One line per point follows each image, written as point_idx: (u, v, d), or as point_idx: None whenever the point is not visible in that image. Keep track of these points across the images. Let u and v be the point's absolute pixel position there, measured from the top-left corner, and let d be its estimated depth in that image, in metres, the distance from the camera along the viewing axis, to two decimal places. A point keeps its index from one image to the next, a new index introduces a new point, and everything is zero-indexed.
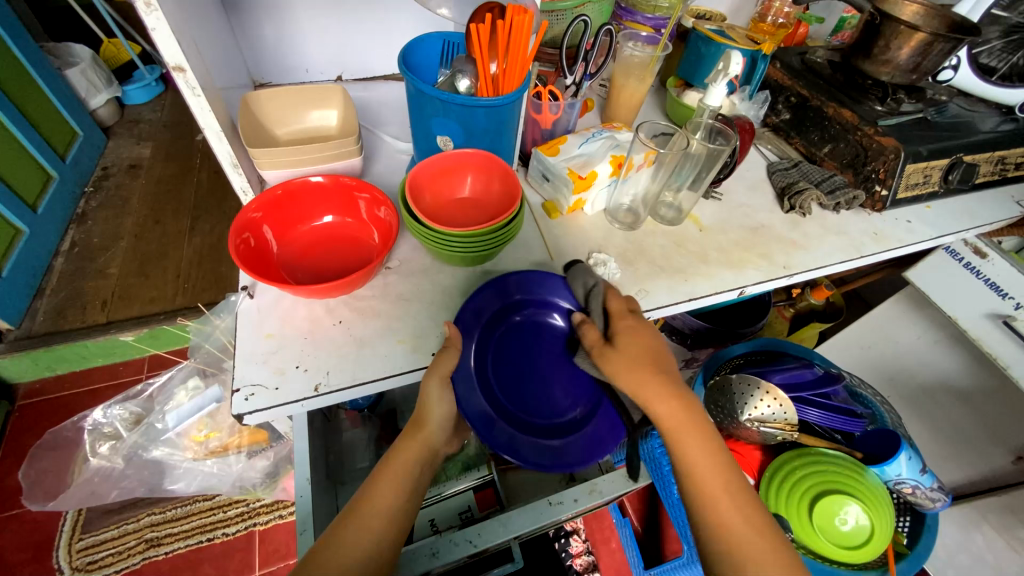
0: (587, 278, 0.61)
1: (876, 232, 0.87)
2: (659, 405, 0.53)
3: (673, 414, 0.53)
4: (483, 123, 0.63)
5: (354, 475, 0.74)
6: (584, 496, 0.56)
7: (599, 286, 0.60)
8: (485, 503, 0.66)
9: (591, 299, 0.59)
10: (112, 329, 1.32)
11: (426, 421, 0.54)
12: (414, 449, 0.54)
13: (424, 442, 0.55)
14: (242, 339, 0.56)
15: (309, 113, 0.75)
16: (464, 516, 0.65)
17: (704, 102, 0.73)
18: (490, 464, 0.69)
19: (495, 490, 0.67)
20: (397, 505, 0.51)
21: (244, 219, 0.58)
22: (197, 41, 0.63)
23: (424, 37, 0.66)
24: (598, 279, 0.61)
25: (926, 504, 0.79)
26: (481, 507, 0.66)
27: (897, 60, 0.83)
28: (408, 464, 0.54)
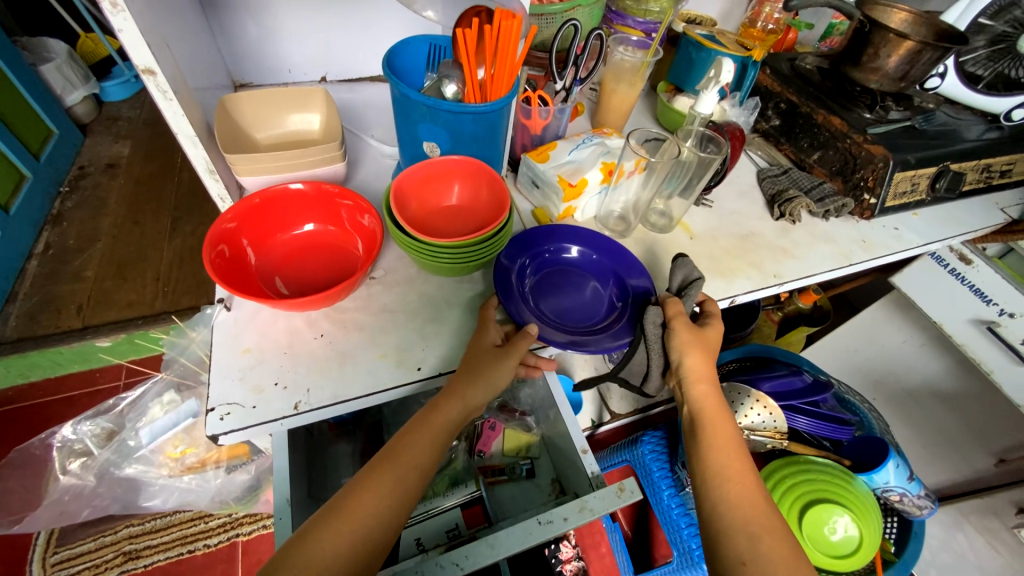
0: (690, 271, 0.63)
1: (863, 239, 0.87)
2: (694, 389, 0.59)
3: (706, 398, 0.58)
4: (471, 130, 0.61)
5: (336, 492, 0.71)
6: (574, 514, 0.54)
7: (701, 281, 0.61)
8: (474, 520, 0.65)
9: (690, 288, 0.61)
10: (88, 334, 1.28)
11: (473, 381, 0.52)
12: (455, 409, 0.51)
13: (464, 404, 0.52)
14: (217, 356, 0.53)
15: (290, 117, 0.72)
16: (451, 533, 0.63)
17: (695, 109, 0.72)
18: (479, 481, 0.68)
19: (483, 506, 0.66)
20: (427, 464, 0.50)
21: (219, 230, 0.56)
22: (171, 42, 0.60)
23: (411, 40, 0.64)
24: (703, 276, 0.62)
25: (914, 512, 0.80)
26: (469, 524, 0.64)
27: (885, 67, 0.83)
28: (447, 422, 0.52)
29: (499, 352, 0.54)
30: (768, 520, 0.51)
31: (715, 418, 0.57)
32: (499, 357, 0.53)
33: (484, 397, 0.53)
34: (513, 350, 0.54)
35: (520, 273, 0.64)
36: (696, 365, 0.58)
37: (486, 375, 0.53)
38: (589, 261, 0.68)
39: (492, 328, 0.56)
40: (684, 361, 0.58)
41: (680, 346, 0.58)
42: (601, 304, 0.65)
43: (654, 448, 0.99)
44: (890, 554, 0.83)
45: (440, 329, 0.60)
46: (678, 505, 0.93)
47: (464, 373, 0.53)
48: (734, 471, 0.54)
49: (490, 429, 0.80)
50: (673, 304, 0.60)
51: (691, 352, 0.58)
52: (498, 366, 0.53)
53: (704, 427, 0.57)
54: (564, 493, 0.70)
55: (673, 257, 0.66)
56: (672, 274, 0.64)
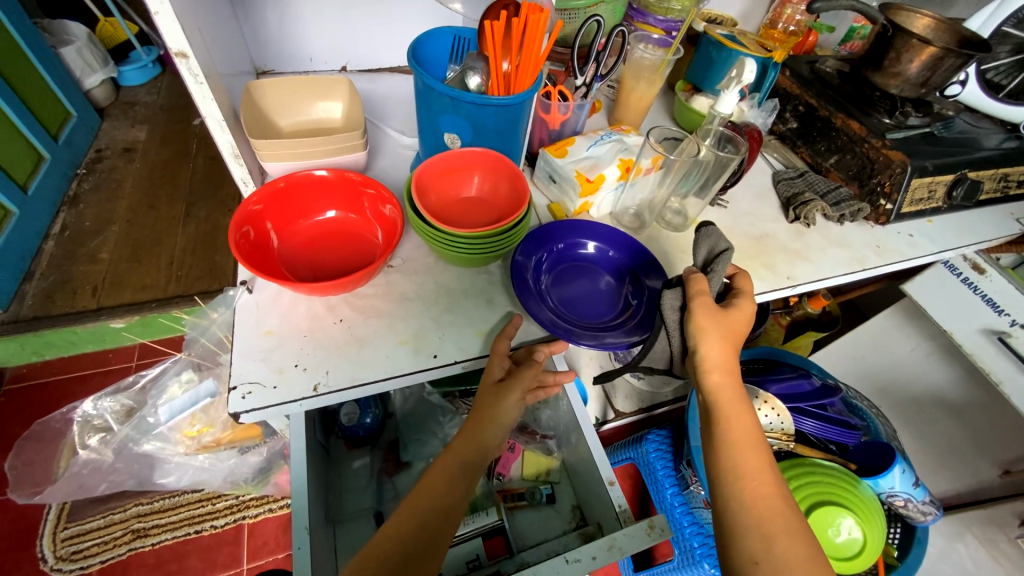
0: (718, 243, 0.61)
1: (878, 244, 0.87)
2: (713, 376, 0.58)
3: (723, 387, 0.58)
4: (493, 122, 0.62)
5: (353, 514, 0.72)
6: (603, 553, 0.54)
7: (729, 253, 0.59)
8: (495, 551, 0.67)
9: (717, 262, 0.59)
10: (102, 316, 1.29)
11: (482, 417, 0.55)
12: (468, 449, 0.54)
13: (477, 444, 0.54)
14: (239, 338, 0.54)
15: (313, 105, 0.73)
16: (472, 564, 0.65)
17: (715, 110, 0.72)
18: (499, 510, 0.70)
19: (504, 537, 0.68)
20: (447, 506, 0.52)
21: (245, 212, 0.57)
22: (199, 27, 0.61)
23: (435, 31, 0.64)
24: (730, 246, 0.60)
25: (917, 517, 0.80)
26: (491, 555, 0.66)
27: (907, 73, 0.84)
28: (462, 461, 0.54)
29: (500, 388, 0.55)
30: (781, 519, 0.52)
31: (730, 407, 0.57)
32: (500, 393, 0.55)
33: (496, 436, 0.56)
34: (516, 384, 0.55)
35: (537, 267, 0.65)
36: (714, 354, 0.57)
37: (491, 409, 0.54)
38: (606, 259, 0.70)
39: (494, 364, 0.56)
40: (701, 352, 0.57)
41: (698, 333, 0.57)
42: (617, 300, 0.66)
43: (660, 447, 1.01)
44: (892, 558, 0.83)
45: (459, 319, 0.61)
46: (682, 504, 0.94)
47: (476, 411, 0.55)
48: (753, 470, 0.54)
49: (510, 451, 0.80)
50: (699, 284, 0.58)
51: (708, 341, 0.57)
52: (502, 404, 0.54)
53: (723, 422, 0.57)
54: (583, 520, 0.71)
55: (700, 225, 0.63)
56: (697, 248, 0.61)
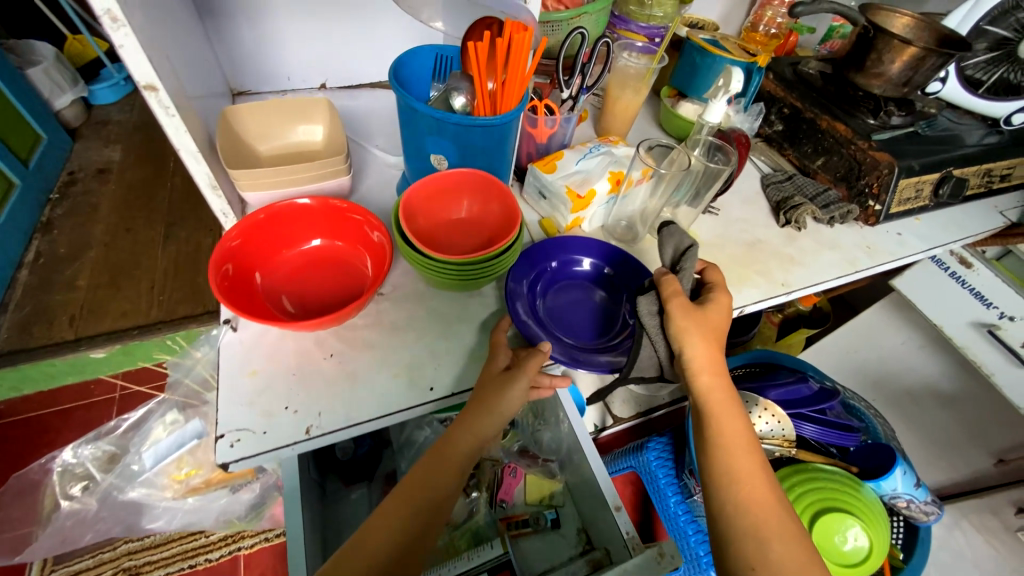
0: (681, 241, 0.61)
1: (869, 245, 0.87)
2: (704, 377, 0.58)
3: (713, 389, 0.58)
4: (481, 142, 0.60)
5: None
6: None
7: (693, 248, 0.60)
8: None
9: (684, 259, 0.59)
10: (82, 346, 1.25)
11: (484, 404, 0.53)
12: (467, 439, 0.53)
13: (475, 436, 0.53)
14: (224, 380, 0.52)
15: (293, 129, 0.71)
16: None
17: (704, 118, 0.72)
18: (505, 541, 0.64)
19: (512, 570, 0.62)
20: (439, 493, 0.52)
21: (224, 249, 0.54)
22: (166, 54, 0.58)
23: (417, 49, 0.62)
24: (694, 241, 0.60)
25: (919, 518, 0.81)
26: None
27: (889, 73, 0.84)
28: (461, 450, 0.53)
29: (506, 377, 0.53)
30: (775, 521, 0.53)
31: (721, 406, 0.58)
32: (506, 383, 0.53)
33: (496, 427, 0.54)
34: (522, 373, 0.53)
35: (530, 287, 0.65)
36: (699, 356, 0.57)
37: (494, 401, 0.53)
38: (600, 276, 0.69)
39: (500, 353, 0.56)
40: (688, 356, 0.57)
41: (681, 334, 0.57)
42: (614, 319, 0.65)
43: (660, 453, 0.99)
44: (897, 560, 0.82)
45: (453, 346, 0.59)
46: (685, 512, 0.93)
47: (476, 400, 0.53)
48: (745, 473, 0.55)
49: (512, 477, 0.80)
50: (670, 285, 0.58)
51: (692, 343, 0.57)
52: (507, 393, 0.53)
53: (712, 422, 0.58)
54: (591, 544, 0.69)
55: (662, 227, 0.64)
56: (663, 247, 0.62)
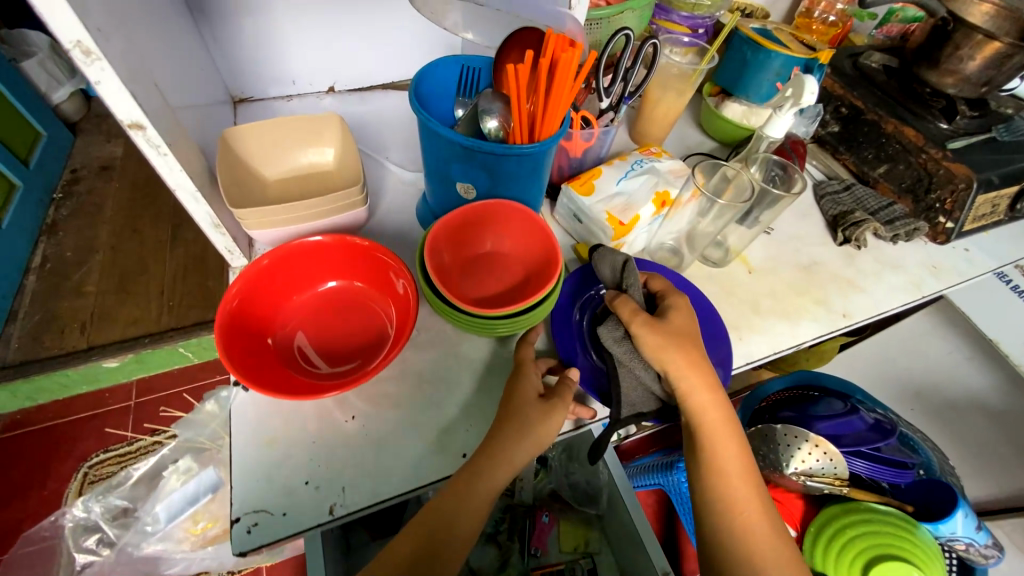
0: (615, 258, 0.56)
1: (935, 265, 0.79)
2: (696, 394, 0.53)
3: (709, 409, 0.53)
4: (515, 172, 0.53)
5: None
6: None
7: (629, 262, 0.56)
8: None
9: (628, 276, 0.55)
10: (94, 355, 1.22)
11: (519, 430, 0.46)
12: (491, 471, 0.45)
13: (504, 466, 0.46)
14: (239, 450, 0.47)
15: (301, 149, 0.63)
16: None
17: (763, 132, 0.65)
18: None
19: None
20: (450, 534, 0.45)
21: (227, 307, 0.47)
22: (156, 74, 0.51)
23: (440, 62, 0.54)
24: (628, 255, 0.56)
25: (978, 561, 0.75)
26: None
27: (965, 71, 0.74)
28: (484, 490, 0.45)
29: (543, 405, 0.48)
30: None
31: (715, 424, 0.53)
32: (543, 407, 0.48)
33: (526, 457, 0.47)
34: (561, 404, 0.49)
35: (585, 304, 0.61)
36: (686, 375, 0.52)
37: (526, 428, 0.47)
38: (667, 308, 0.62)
39: (533, 375, 0.51)
40: (673, 377, 0.52)
41: (657, 355, 0.52)
42: None
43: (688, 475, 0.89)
44: None
45: (486, 402, 0.53)
46: None
47: (506, 426, 0.47)
48: (741, 503, 0.52)
49: (544, 526, 0.92)
50: (623, 307, 0.53)
51: (674, 363, 0.52)
52: (546, 420, 0.47)
53: (704, 444, 0.53)
54: None
55: (591, 249, 0.58)
56: (599, 270, 0.56)
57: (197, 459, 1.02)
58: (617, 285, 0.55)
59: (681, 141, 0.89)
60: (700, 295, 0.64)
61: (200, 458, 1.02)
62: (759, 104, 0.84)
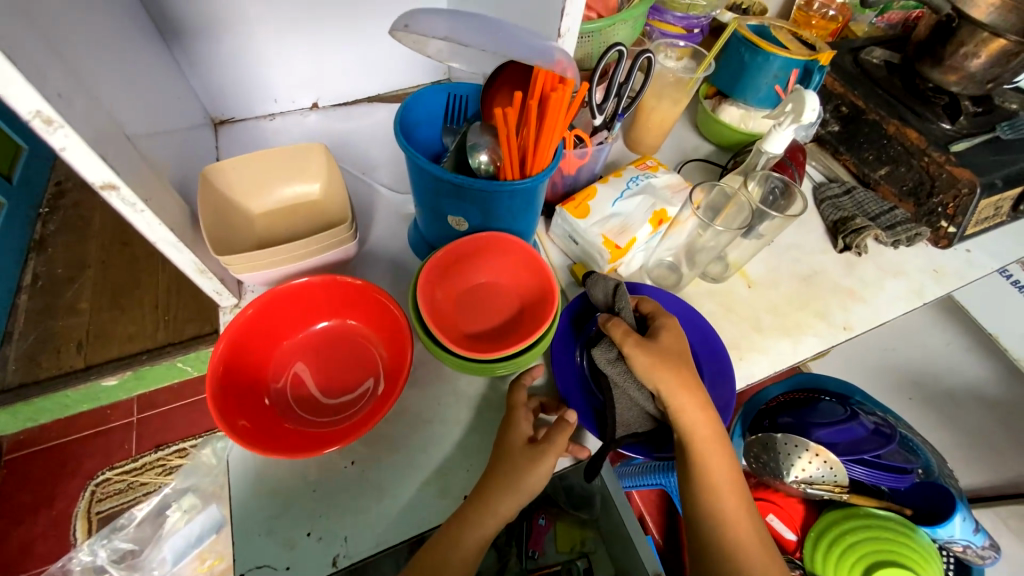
0: (607, 282, 0.57)
1: (937, 269, 0.78)
2: (689, 413, 0.52)
3: (702, 428, 0.52)
4: (507, 206, 0.51)
5: None
6: None
7: (621, 286, 0.56)
8: None
9: (620, 299, 0.55)
10: (93, 375, 1.18)
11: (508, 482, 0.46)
12: (482, 522, 0.45)
13: (494, 516, 0.46)
14: (240, 503, 0.47)
15: (286, 181, 0.61)
16: None
17: (764, 148, 0.63)
18: None
19: None
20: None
21: (217, 363, 0.46)
22: (129, 119, 0.49)
23: (425, 92, 0.52)
24: (619, 281, 0.56)
25: (975, 561, 0.77)
26: None
27: (968, 69, 0.72)
28: (473, 542, 0.45)
29: (532, 452, 0.48)
30: None
31: (707, 442, 0.52)
32: (532, 456, 0.48)
33: (515, 506, 0.47)
34: (551, 450, 0.48)
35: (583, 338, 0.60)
36: (679, 395, 0.51)
37: (516, 478, 0.47)
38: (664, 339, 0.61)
39: (523, 420, 0.50)
40: (666, 398, 0.51)
41: (650, 375, 0.51)
42: None
43: None
44: None
45: (485, 440, 0.53)
46: None
47: (496, 478, 0.47)
48: (731, 515, 0.52)
49: (541, 529, 0.93)
50: (616, 329, 0.53)
51: (666, 384, 0.51)
52: (535, 469, 0.47)
53: (696, 463, 0.52)
54: None
55: (586, 273, 0.59)
56: (592, 293, 0.57)
57: (199, 498, 1.22)
58: (608, 308, 0.55)
59: (678, 145, 0.86)
60: (689, 307, 0.63)
61: (201, 498, 1.22)
62: (757, 107, 0.82)
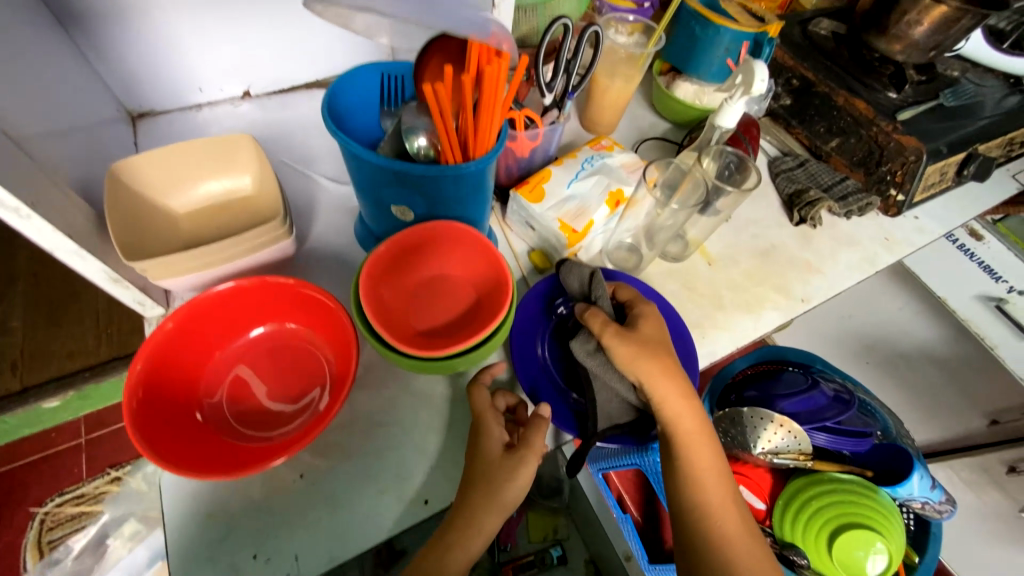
0: (582, 270, 0.56)
1: (887, 237, 0.79)
2: (673, 405, 0.51)
3: (686, 420, 0.51)
4: (453, 192, 0.48)
5: None
6: None
7: (596, 273, 0.55)
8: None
9: (597, 287, 0.54)
10: (31, 399, 1.09)
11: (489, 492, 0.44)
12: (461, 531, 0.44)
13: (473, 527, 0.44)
14: (176, 531, 0.43)
15: (213, 177, 0.56)
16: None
17: (716, 122, 0.61)
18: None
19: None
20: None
21: (136, 386, 0.42)
22: (11, 112, 0.43)
23: (355, 71, 0.48)
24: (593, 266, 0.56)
25: (932, 516, 0.79)
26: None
27: (912, 38, 0.73)
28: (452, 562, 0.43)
29: (510, 460, 0.45)
30: None
31: (693, 435, 0.51)
32: (509, 464, 0.45)
33: (495, 516, 0.45)
34: (528, 453, 0.46)
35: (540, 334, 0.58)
36: (662, 387, 0.50)
37: (495, 489, 0.44)
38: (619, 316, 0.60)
39: (494, 425, 0.48)
40: (648, 387, 0.51)
41: (632, 367, 0.50)
42: None
43: None
44: (911, 560, 0.81)
45: (445, 440, 0.50)
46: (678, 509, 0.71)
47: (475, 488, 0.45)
48: (717, 501, 0.51)
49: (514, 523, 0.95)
50: (594, 319, 0.52)
51: (649, 375, 0.50)
52: (514, 477, 0.45)
53: (683, 455, 0.51)
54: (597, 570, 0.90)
55: (559, 262, 0.58)
56: (568, 283, 0.56)
57: (143, 521, 1.16)
58: (585, 298, 0.54)
59: (634, 124, 0.85)
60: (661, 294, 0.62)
61: (146, 521, 1.16)
62: (710, 82, 0.81)
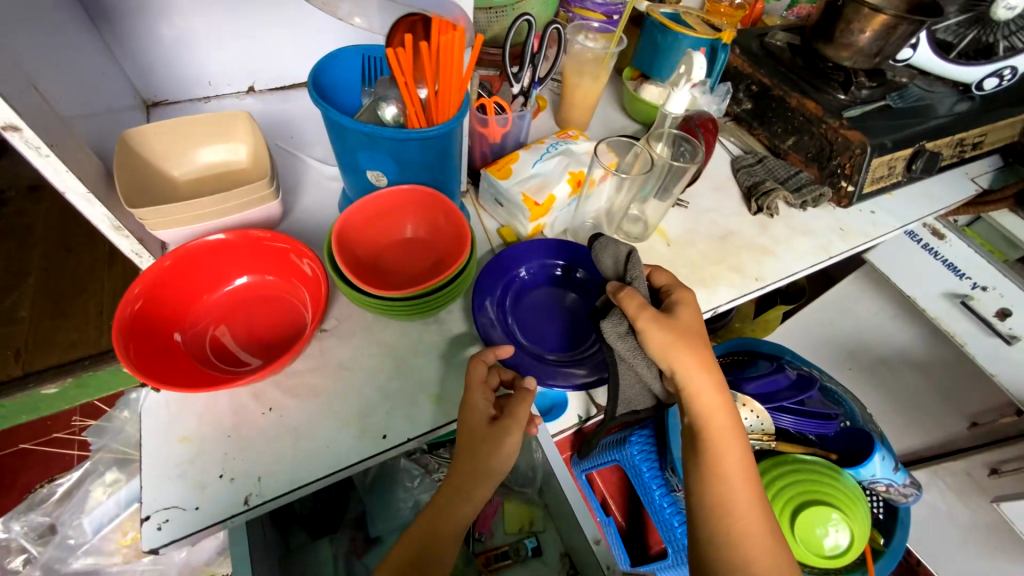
0: (619, 249, 0.55)
1: (843, 228, 0.84)
2: (704, 398, 0.52)
3: (714, 413, 0.52)
4: (419, 156, 0.54)
5: None
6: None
7: (631, 253, 0.55)
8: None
9: (631, 267, 0.54)
10: (30, 382, 1.14)
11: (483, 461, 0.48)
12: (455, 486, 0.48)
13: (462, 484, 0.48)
14: (150, 451, 0.47)
15: (212, 147, 0.63)
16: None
17: (665, 109, 0.68)
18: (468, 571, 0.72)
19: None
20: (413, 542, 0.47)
21: (129, 313, 0.47)
22: (42, 78, 0.50)
23: (338, 53, 0.55)
24: (631, 246, 0.55)
25: (899, 500, 0.80)
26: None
27: (859, 44, 0.80)
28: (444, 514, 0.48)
29: (495, 431, 0.49)
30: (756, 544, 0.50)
31: (720, 429, 0.52)
32: (493, 434, 0.49)
33: (482, 478, 0.49)
34: (513, 423, 0.50)
35: (500, 296, 0.63)
36: (695, 378, 0.51)
37: (482, 455, 0.49)
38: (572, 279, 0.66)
39: (481, 400, 0.50)
40: (681, 378, 0.51)
41: (666, 354, 0.50)
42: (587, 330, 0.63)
43: (648, 449, 0.65)
44: (878, 544, 0.83)
45: (407, 385, 0.54)
46: (671, 503, 0.65)
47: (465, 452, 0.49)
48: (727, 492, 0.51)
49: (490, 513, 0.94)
50: (631, 302, 0.51)
51: (683, 363, 0.51)
52: (499, 446, 0.49)
53: (706, 446, 0.52)
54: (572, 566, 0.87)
55: (592, 236, 0.57)
56: (602, 259, 0.56)
57: None
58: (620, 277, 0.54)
59: (605, 123, 0.91)
60: None
61: None
62: None
